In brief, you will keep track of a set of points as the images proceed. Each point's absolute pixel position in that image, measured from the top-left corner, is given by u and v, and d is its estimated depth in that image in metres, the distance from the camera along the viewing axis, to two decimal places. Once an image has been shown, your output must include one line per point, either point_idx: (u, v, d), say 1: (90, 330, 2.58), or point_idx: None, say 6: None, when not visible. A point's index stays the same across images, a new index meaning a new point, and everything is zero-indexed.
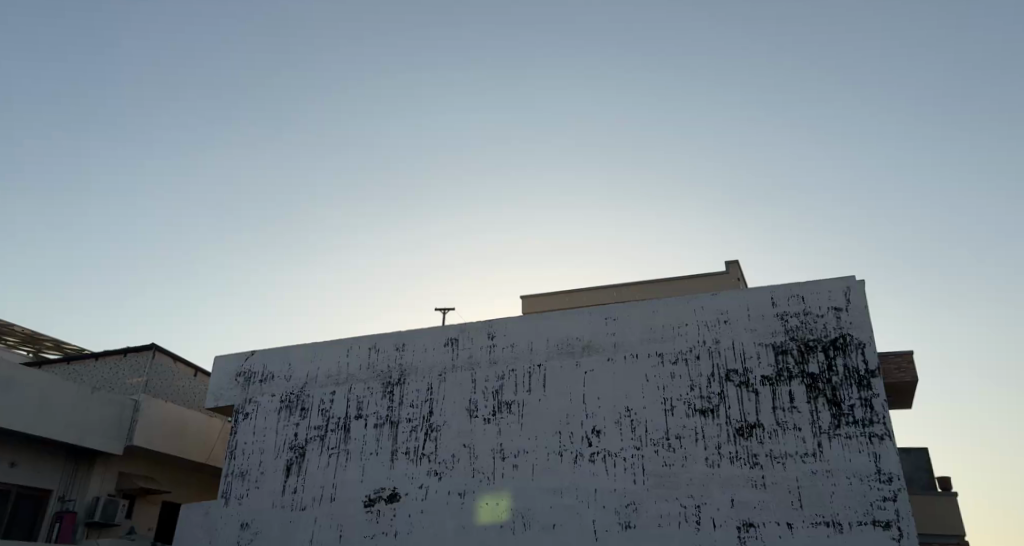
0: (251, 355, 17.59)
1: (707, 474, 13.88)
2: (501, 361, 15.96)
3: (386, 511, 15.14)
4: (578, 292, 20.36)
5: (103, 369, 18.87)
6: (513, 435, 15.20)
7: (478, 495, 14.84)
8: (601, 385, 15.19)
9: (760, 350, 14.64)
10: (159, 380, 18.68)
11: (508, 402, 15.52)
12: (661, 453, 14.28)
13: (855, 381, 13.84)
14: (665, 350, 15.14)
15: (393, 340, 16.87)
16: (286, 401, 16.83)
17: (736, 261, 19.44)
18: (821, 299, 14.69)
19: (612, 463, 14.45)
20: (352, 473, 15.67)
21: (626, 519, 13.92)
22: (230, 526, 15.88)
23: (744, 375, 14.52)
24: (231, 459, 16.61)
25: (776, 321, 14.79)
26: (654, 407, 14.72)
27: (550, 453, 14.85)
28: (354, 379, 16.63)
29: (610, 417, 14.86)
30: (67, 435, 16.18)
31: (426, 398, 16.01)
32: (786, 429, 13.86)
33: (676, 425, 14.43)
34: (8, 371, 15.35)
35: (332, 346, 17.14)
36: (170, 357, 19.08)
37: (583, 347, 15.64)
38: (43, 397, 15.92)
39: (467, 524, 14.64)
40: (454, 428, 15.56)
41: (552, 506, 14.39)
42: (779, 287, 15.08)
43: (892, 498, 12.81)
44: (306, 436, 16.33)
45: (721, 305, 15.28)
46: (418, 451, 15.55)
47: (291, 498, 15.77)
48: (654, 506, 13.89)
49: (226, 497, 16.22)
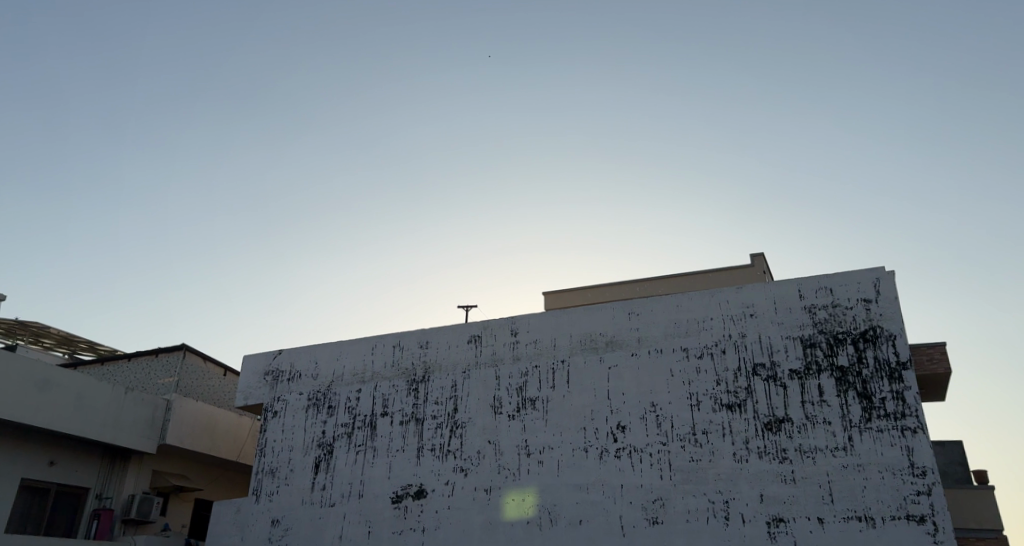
0: (279, 354, 17.83)
1: (735, 470, 13.81)
2: (525, 358, 16.01)
3: (414, 506, 15.29)
4: (602, 288, 20.28)
5: (135, 369, 19.28)
6: (538, 431, 15.24)
7: (505, 491, 14.92)
8: (625, 380, 15.17)
9: (788, 343, 14.50)
10: (189, 380, 19.03)
11: (533, 399, 15.56)
12: (688, 448, 14.23)
13: (886, 373, 13.66)
14: (689, 345, 15.07)
15: (417, 337, 16.99)
16: (313, 399, 17.05)
17: (762, 254, 19.30)
18: (850, 291, 14.52)
19: (638, 459, 14.43)
20: (380, 470, 15.85)
21: (653, 515, 13.90)
22: (261, 523, 16.14)
23: (772, 368, 14.40)
24: (260, 456, 16.87)
25: (803, 314, 14.64)
26: (680, 403, 14.65)
27: (576, 449, 14.87)
28: (379, 377, 16.80)
29: (635, 412, 14.84)
30: (103, 435, 16.57)
31: (451, 395, 16.12)
32: (815, 423, 13.72)
33: (703, 421, 14.36)
34: (46, 372, 15.79)
35: (357, 345, 17.31)
36: (201, 357, 19.43)
37: (607, 343, 15.63)
38: (79, 398, 16.34)
39: (493, 519, 14.74)
40: (479, 425, 15.64)
41: (578, 502, 14.41)
42: (806, 279, 14.92)
43: (926, 492, 12.63)
44: (334, 433, 16.53)
45: (747, 298, 15.15)
46: (444, 448, 15.66)
47: (320, 495, 15.99)
48: (681, 502, 13.85)
49: (256, 493, 16.49)
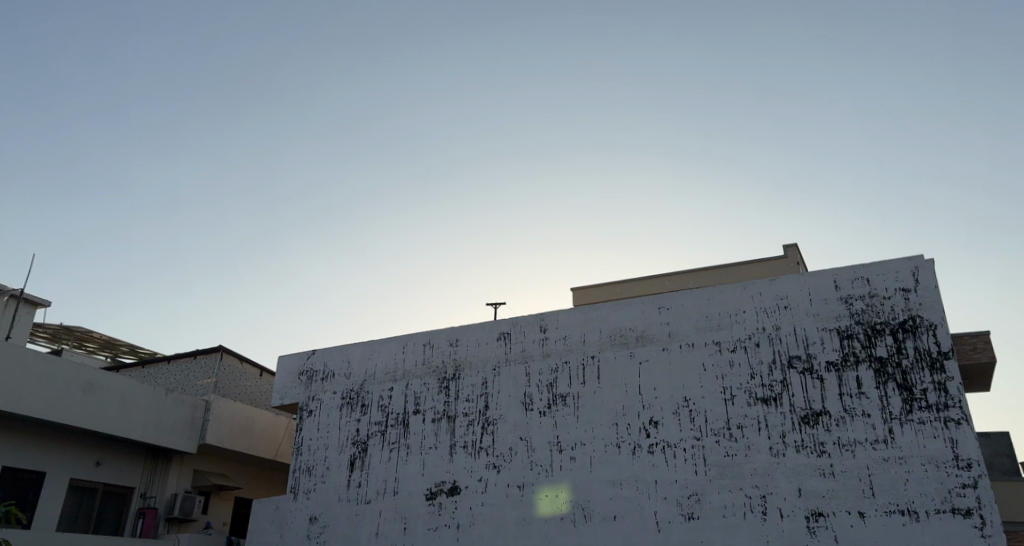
0: (313, 354, 18.10)
1: (772, 464, 13.65)
2: (554, 354, 16.01)
3: (448, 503, 15.42)
4: (631, 283, 20.17)
5: (175, 371, 19.76)
6: (570, 427, 15.25)
7: (538, 488, 14.96)
8: (657, 375, 15.09)
9: (824, 335, 14.29)
10: (227, 380, 19.44)
11: (563, 395, 15.57)
12: (723, 443, 14.11)
13: (927, 363, 13.38)
14: (722, 339, 14.93)
15: (446, 335, 17.10)
16: (347, 398, 17.28)
17: (795, 245, 19.01)
18: (888, 280, 14.23)
19: (672, 454, 14.35)
20: (414, 467, 16.01)
21: (689, 510, 13.81)
22: (300, 520, 16.41)
23: (808, 361, 14.20)
24: (297, 455, 17.16)
25: (839, 305, 14.41)
26: (713, 397, 14.53)
27: (608, 445, 14.84)
28: (411, 375, 16.96)
29: (668, 407, 14.76)
30: (146, 436, 17.02)
31: (482, 392, 16.20)
32: (853, 415, 13.51)
33: (737, 415, 14.23)
34: (90, 375, 16.27)
35: (388, 344, 17.49)
36: (237, 358, 19.84)
37: (637, 338, 15.56)
38: (123, 399, 16.81)
39: (528, 516, 14.79)
40: (511, 422, 15.70)
41: (612, 498, 14.39)
42: (842, 269, 14.66)
43: (972, 485, 12.34)
44: (368, 431, 16.74)
45: (781, 290, 14.95)
46: (476, 445, 15.76)
47: (356, 492, 16.21)
48: (717, 497, 13.75)
49: (294, 491, 16.78)
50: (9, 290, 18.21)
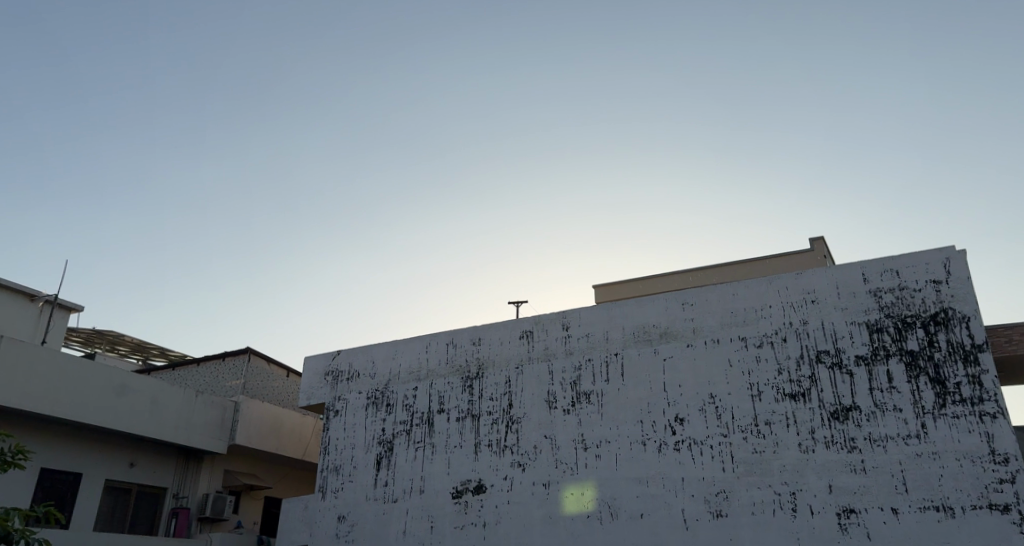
0: (338, 355, 18.26)
1: (801, 461, 13.50)
2: (577, 352, 15.98)
3: (474, 502, 15.48)
4: (654, 279, 20.07)
5: (204, 373, 20.07)
6: (594, 425, 15.22)
7: (563, 486, 14.96)
8: (681, 372, 15.00)
9: (853, 330, 14.09)
10: (255, 381, 19.71)
11: (587, 393, 15.54)
12: (751, 440, 13.98)
13: (960, 356, 13.12)
14: (748, 334, 14.79)
15: (469, 334, 17.14)
16: (372, 398, 17.42)
17: (822, 238, 18.77)
18: (918, 272, 13.98)
19: (699, 451, 14.25)
20: (439, 466, 16.10)
21: (717, 508, 13.72)
22: (329, 519, 16.59)
23: (837, 355, 14.01)
24: (325, 454, 17.33)
25: (868, 298, 14.19)
26: (740, 393, 14.41)
27: (633, 442, 14.79)
28: (435, 375, 17.05)
29: (693, 404, 14.66)
30: (177, 437, 17.34)
31: (505, 391, 16.23)
32: (884, 410, 13.30)
33: (765, 411, 14.09)
34: (123, 378, 16.62)
35: (411, 344, 17.59)
36: (264, 360, 20.10)
37: (661, 334, 15.47)
38: (155, 401, 17.13)
39: (554, 514, 14.80)
40: (534, 420, 15.72)
41: (638, 495, 14.34)
42: (870, 262, 14.44)
43: (1010, 480, 12.07)
44: (393, 431, 16.87)
45: (807, 284, 14.77)
46: (500, 443, 15.80)
47: (383, 491, 16.35)
48: (745, 494, 13.63)
49: (323, 491, 16.96)
50: (43, 295, 18.64)
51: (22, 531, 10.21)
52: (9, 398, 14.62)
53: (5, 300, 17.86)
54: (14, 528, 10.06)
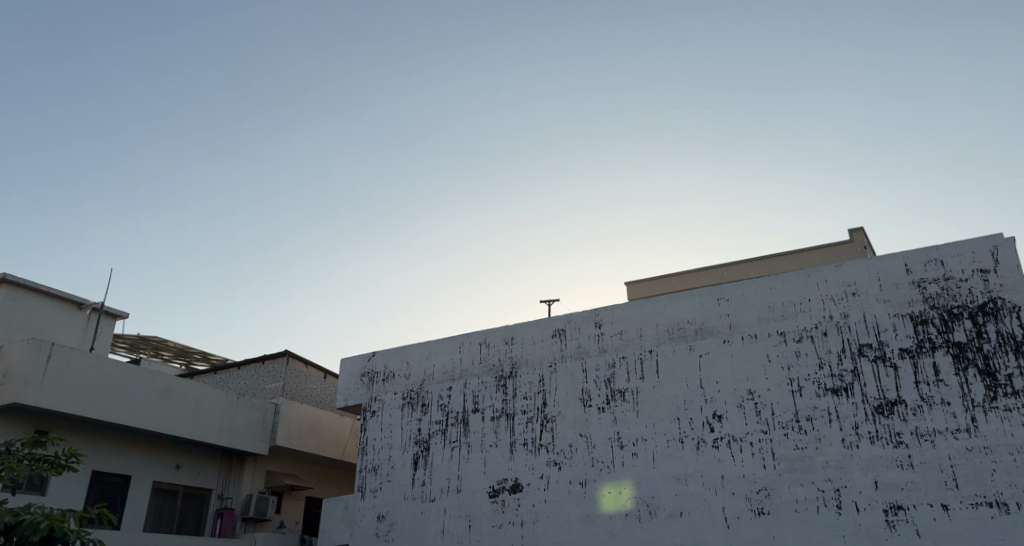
0: (373, 356, 18.45)
1: (845, 457, 13.22)
2: (611, 349, 15.88)
3: (511, 500, 15.51)
4: (689, 274, 19.83)
5: (244, 376, 20.48)
6: (630, 423, 15.12)
7: (600, 484, 14.89)
8: (719, 368, 14.80)
9: (896, 322, 13.74)
10: (293, 384, 20.05)
11: (622, 390, 15.44)
12: (792, 436, 13.73)
13: (1011, 347, 12.70)
14: (787, 328, 14.53)
15: (502, 334, 17.17)
16: (408, 398, 17.56)
17: (861, 229, 18.39)
18: (964, 262, 13.57)
19: (738, 449, 14.05)
20: (476, 465, 16.16)
21: (759, 505, 13.51)
22: (368, 518, 16.77)
23: (879, 348, 13.68)
24: (363, 454, 17.52)
25: (911, 289, 13.82)
26: (779, 389, 14.16)
27: (671, 440, 14.65)
28: (468, 375, 17.11)
29: (732, 401, 14.46)
30: (221, 439, 17.72)
31: (539, 390, 16.21)
32: (931, 404, 12.95)
33: (806, 407, 13.83)
34: (166, 383, 17.06)
35: (445, 344, 17.68)
36: (302, 362, 20.44)
37: (696, 330, 15.29)
38: (198, 405, 17.53)
39: (591, 512, 14.74)
40: (569, 419, 15.67)
41: (677, 493, 14.20)
42: (913, 252, 14.05)
43: None
44: (429, 430, 16.98)
45: (848, 276, 14.44)
46: (536, 442, 15.79)
47: (421, 490, 16.47)
48: (788, 491, 13.40)
49: (362, 490, 17.14)
50: (90, 303, 19.23)
51: (78, 531, 10.47)
52: (58, 403, 15.10)
53: (54, 308, 18.47)
54: (70, 529, 10.31)
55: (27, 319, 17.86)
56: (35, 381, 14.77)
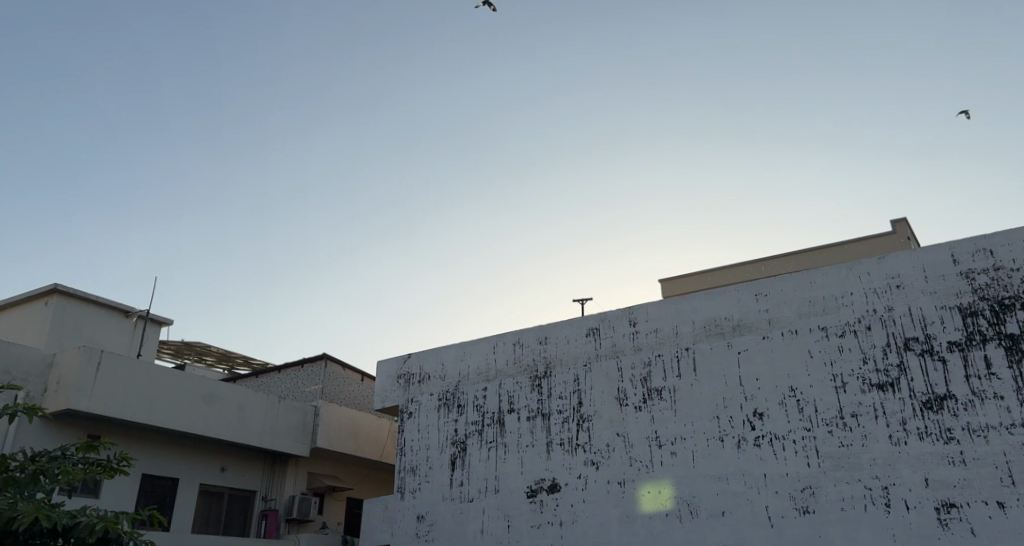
0: (409, 358, 18.57)
1: (892, 454, 12.87)
2: (646, 348, 15.73)
3: (549, 501, 15.47)
4: (725, 270, 19.55)
5: (285, 380, 20.83)
6: (668, 422, 14.95)
7: (639, 484, 14.75)
8: (758, 365, 14.54)
9: (944, 314, 13.32)
10: (332, 386, 20.32)
11: (658, 389, 15.28)
12: (837, 433, 13.41)
13: None
14: (828, 324, 14.20)
15: (536, 334, 17.13)
16: (443, 399, 17.64)
17: (904, 220, 17.90)
18: (1015, 251, 13.10)
19: (780, 447, 13.78)
20: (513, 465, 16.16)
21: (803, 504, 13.24)
22: (408, 518, 16.88)
23: (927, 342, 13.28)
24: (401, 456, 17.62)
25: (958, 281, 13.39)
26: (822, 385, 13.85)
27: (710, 439, 14.44)
28: (503, 375, 17.12)
29: (773, 398, 14.18)
30: (263, 441, 18.05)
31: (574, 389, 16.14)
32: (983, 399, 12.52)
33: (851, 403, 13.50)
34: (211, 387, 17.43)
35: (479, 344, 17.71)
36: (340, 365, 20.71)
37: (734, 327, 15.05)
38: (241, 408, 17.88)
39: (630, 512, 14.61)
40: (606, 418, 15.56)
41: (718, 493, 13.99)
42: (960, 242, 13.62)
43: None
44: (465, 431, 17.04)
45: (891, 269, 14.06)
46: (573, 442, 15.72)
47: (459, 491, 16.54)
48: (833, 490, 13.10)
49: (401, 491, 17.25)
50: (136, 312, 19.76)
51: (131, 533, 10.70)
52: (109, 409, 15.55)
53: (102, 317, 19.02)
54: (123, 530, 10.58)
55: (77, 327, 18.44)
56: (87, 389, 15.23)
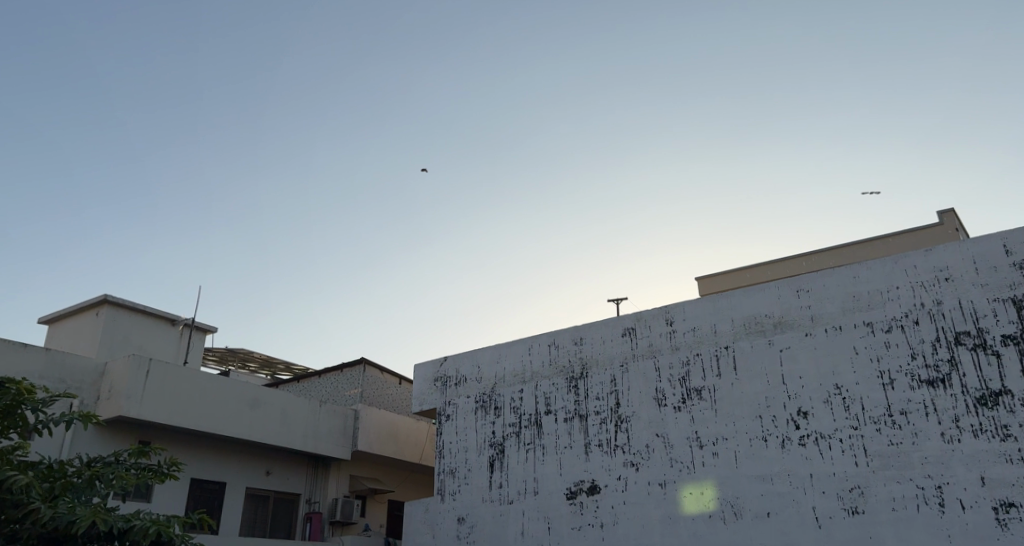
0: (445, 360, 18.63)
1: (945, 452, 12.45)
2: (684, 347, 15.50)
3: (589, 502, 15.35)
4: (762, 267, 19.21)
5: (325, 384, 21.11)
6: (708, 422, 14.71)
7: (680, 485, 14.54)
8: (802, 362, 14.20)
9: (997, 307, 12.83)
10: (371, 389, 20.53)
11: (698, 389, 15.05)
12: (885, 431, 13.03)
13: None
14: (874, 319, 13.81)
15: (571, 334, 17.03)
16: (480, 401, 17.65)
17: (951, 210, 17.33)
18: None
19: (826, 446, 13.45)
20: (552, 467, 16.08)
21: (852, 504, 12.90)
22: (449, 521, 16.92)
23: (979, 336, 12.81)
24: (440, 458, 17.68)
25: (1011, 272, 12.87)
26: (869, 382, 13.48)
27: (753, 438, 14.16)
28: (539, 376, 17.05)
29: (818, 396, 13.85)
30: (306, 445, 18.33)
31: (611, 390, 16.00)
32: None
33: (899, 400, 13.09)
34: (254, 392, 17.75)
35: (515, 346, 17.68)
36: (378, 369, 20.92)
37: (775, 324, 14.73)
38: (284, 413, 18.18)
39: (673, 514, 14.41)
40: (644, 419, 15.38)
41: (763, 494, 13.71)
42: (1013, 232, 13.09)
43: None
44: (503, 433, 17.02)
45: (939, 261, 13.61)
46: (611, 442, 15.59)
47: (498, 493, 16.52)
48: (883, 489, 12.73)
49: (441, 493, 17.31)
50: (181, 320, 20.24)
51: (182, 536, 10.86)
52: (159, 416, 15.94)
53: (150, 326, 19.54)
54: (175, 533, 10.76)
55: (127, 336, 18.96)
56: (137, 394, 15.64)
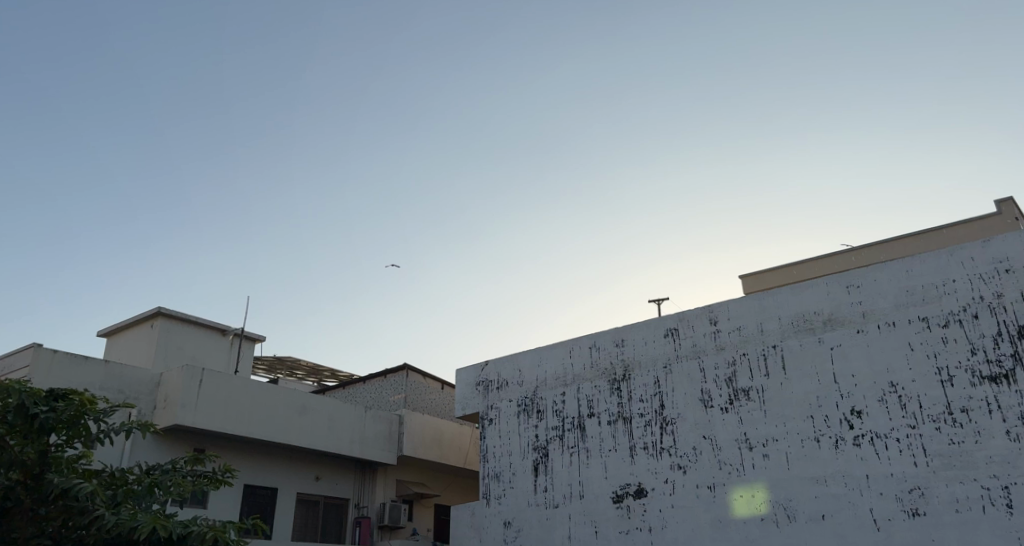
0: (487, 365, 18.59)
1: (1011, 451, 11.88)
2: (729, 347, 15.18)
3: (636, 506, 15.12)
4: (801, 265, 18.80)
5: (369, 390, 21.32)
6: (757, 423, 14.35)
7: (730, 488, 14.21)
8: (854, 360, 13.74)
9: None
10: (414, 395, 20.66)
11: (745, 389, 14.71)
12: (946, 430, 12.52)
13: None
14: (930, 314, 13.28)
15: (612, 336, 16.82)
16: (523, 405, 17.56)
17: (1009, 199, 16.59)
18: None
19: (883, 446, 12.98)
20: (597, 470, 15.90)
21: (912, 506, 12.40)
22: (496, 524, 16.87)
23: None
24: (485, 462, 17.64)
25: None
26: (926, 379, 12.97)
27: (805, 439, 13.76)
28: (582, 379, 16.89)
29: (872, 395, 13.39)
30: (353, 450, 18.52)
31: (655, 391, 15.75)
32: None
33: (959, 397, 12.57)
34: (302, 399, 18.01)
35: (556, 349, 17.55)
36: (420, 374, 21.04)
37: (825, 321, 14.30)
38: (332, 419, 18.40)
39: (722, 517, 14.09)
40: (690, 420, 15.10)
41: (817, 496, 13.30)
42: None
43: None
44: (547, 436, 16.90)
45: (999, 252, 13.00)
46: (657, 445, 15.34)
47: (544, 497, 16.41)
48: (946, 490, 12.21)
49: (487, 497, 17.26)
50: (232, 330, 20.71)
51: (237, 540, 11.04)
52: (212, 423, 16.29)
53: (202, 337, 20.03)
54: (231, 538, 10.93)
55: (180, 346, 19.45)
56: (191, 403, 16.02)
